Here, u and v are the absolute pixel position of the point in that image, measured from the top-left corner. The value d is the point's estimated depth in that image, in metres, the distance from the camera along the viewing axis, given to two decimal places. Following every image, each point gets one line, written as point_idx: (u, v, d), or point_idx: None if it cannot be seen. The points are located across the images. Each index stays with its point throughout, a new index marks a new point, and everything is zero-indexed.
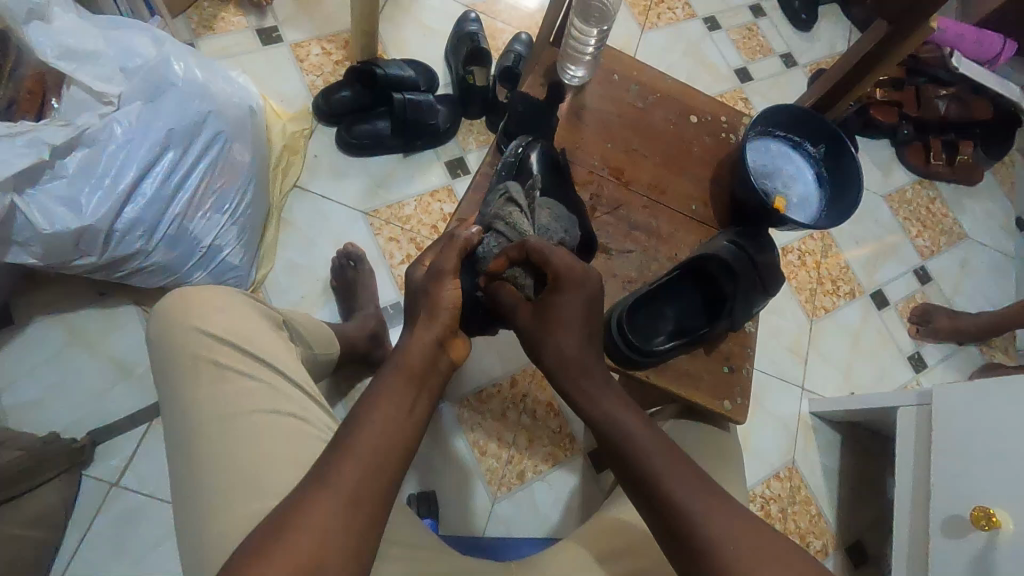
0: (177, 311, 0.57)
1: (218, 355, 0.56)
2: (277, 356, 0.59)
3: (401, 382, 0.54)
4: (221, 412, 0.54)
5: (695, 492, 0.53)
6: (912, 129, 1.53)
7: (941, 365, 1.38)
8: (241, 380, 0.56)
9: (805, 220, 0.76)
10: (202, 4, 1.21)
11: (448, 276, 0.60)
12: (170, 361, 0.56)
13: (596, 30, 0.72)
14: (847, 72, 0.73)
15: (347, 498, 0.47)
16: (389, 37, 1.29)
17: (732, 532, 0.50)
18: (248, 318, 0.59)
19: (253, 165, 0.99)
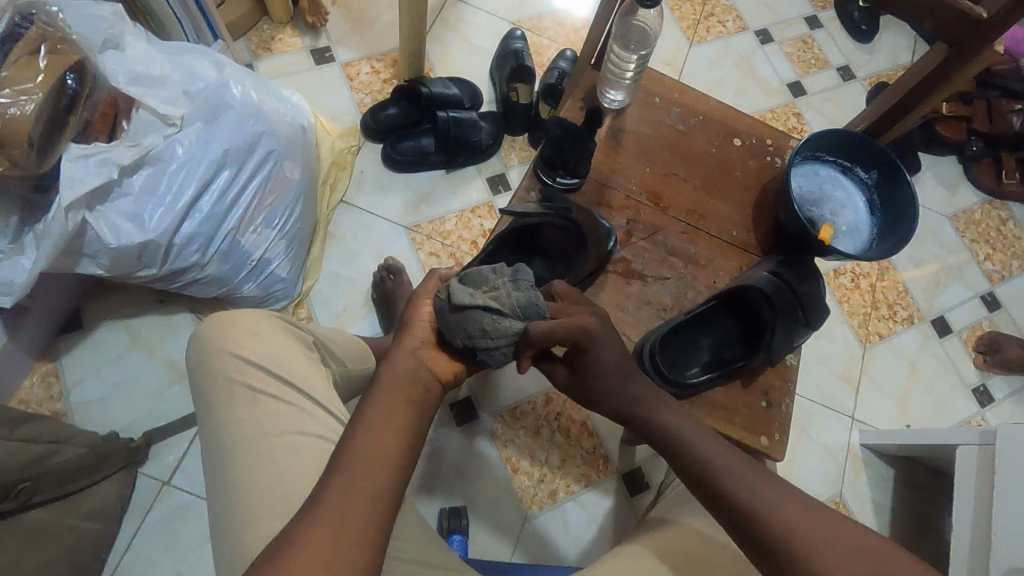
0: (214, 333, 0.59)
1: (248, 377, 0.57)
2: (308, 380, 0.60)
3: (386, 394, 0.55)
4: (253, 434, 0.55)
5: (764, 489, 0.52)
6: (982, 145, 1.44)
7: (1009, 400, 1.28)
8: (271, 403, 0.57)
9: (854, 250, 0.73)
10: (261, 25, 1.28)
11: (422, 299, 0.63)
12: (205, 383, 0.58)
13: (635, 55, 0.72)
14: (903, 95, 0.70)
15: (344, 513, 0.47)
16: (436, 55, 1.32)
17: (806, 527, 0.49)
18: (281, 341, 0.60)
19: (302, 182, 1.03)
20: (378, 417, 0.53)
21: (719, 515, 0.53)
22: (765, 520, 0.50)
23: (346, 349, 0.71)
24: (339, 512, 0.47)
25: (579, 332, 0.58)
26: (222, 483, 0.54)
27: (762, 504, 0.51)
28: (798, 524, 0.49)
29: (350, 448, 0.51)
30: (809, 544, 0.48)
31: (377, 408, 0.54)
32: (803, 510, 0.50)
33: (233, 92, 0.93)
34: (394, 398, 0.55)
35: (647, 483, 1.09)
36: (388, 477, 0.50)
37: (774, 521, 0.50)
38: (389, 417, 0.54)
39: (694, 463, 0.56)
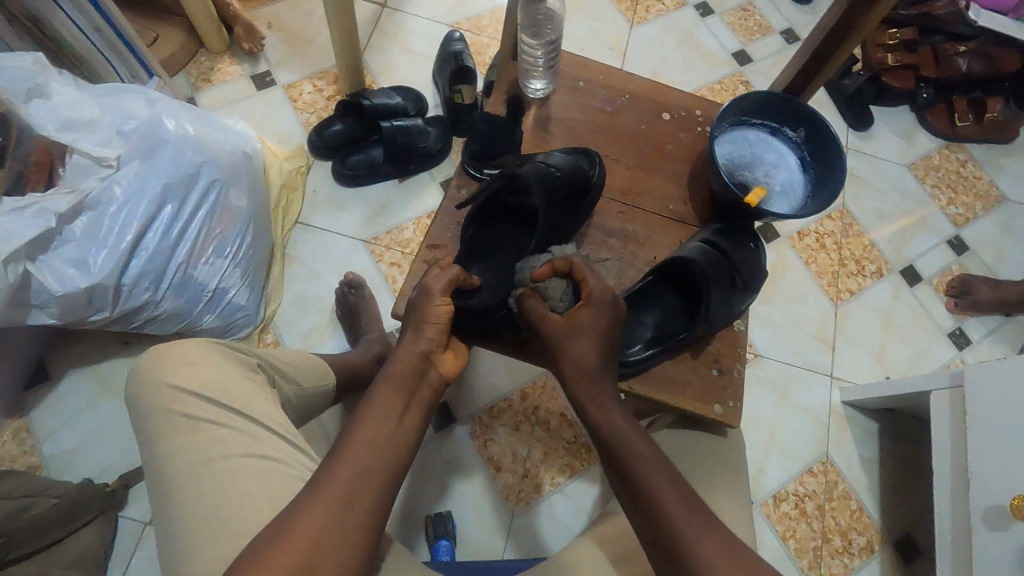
0: (151, 366, 0.60)
1: (186, 407, 0.58)
2: (248, 402, 0.60)
3: (392, 394, 0.58)
4: (193, 462, 0.56)
5: (679, 502, 0.54)
6: (932, 91, 1.45)
7: (987, 340, 1.28)
8: (211, 430, 0.57)
9: (789, 209, 0.72)
10: (199, 57, 1.27)
11: (437, 296, 0.62)
12: (145, 418, 0.59)
13: (541, 44, 0.73)
14: (815, 48, 0.70)
15: (344, 496, 0.50)
16: (378, 67, 1.32)
17: (701, 545, 0.51)
18: (220, 366, 0.61)
19: (251, 207, 1.03)
20: (384, 408, 0.57)
21: (629, 506, 0.56)
22: (674, 534, 0.52)
23: (298, 367, 0.72)
24: (343, 495, 0.50)
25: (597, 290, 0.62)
26: (168, 513, 0.54)
27: (676, 516, 0.53)
28: (701, 544, 0.51)
29: (354, 440, 0.54)
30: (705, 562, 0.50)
31: (377, 412, 0.56)
32: (713, 532, 0.52)
33: (167, 126, 0.93)
34: (397, 394, 0.58)
35: None
36: (390, 468, 0.54)
37: (682, 536, 0.52)
38: (395, 416, 0.57)
39: (623, 457, 0.58)
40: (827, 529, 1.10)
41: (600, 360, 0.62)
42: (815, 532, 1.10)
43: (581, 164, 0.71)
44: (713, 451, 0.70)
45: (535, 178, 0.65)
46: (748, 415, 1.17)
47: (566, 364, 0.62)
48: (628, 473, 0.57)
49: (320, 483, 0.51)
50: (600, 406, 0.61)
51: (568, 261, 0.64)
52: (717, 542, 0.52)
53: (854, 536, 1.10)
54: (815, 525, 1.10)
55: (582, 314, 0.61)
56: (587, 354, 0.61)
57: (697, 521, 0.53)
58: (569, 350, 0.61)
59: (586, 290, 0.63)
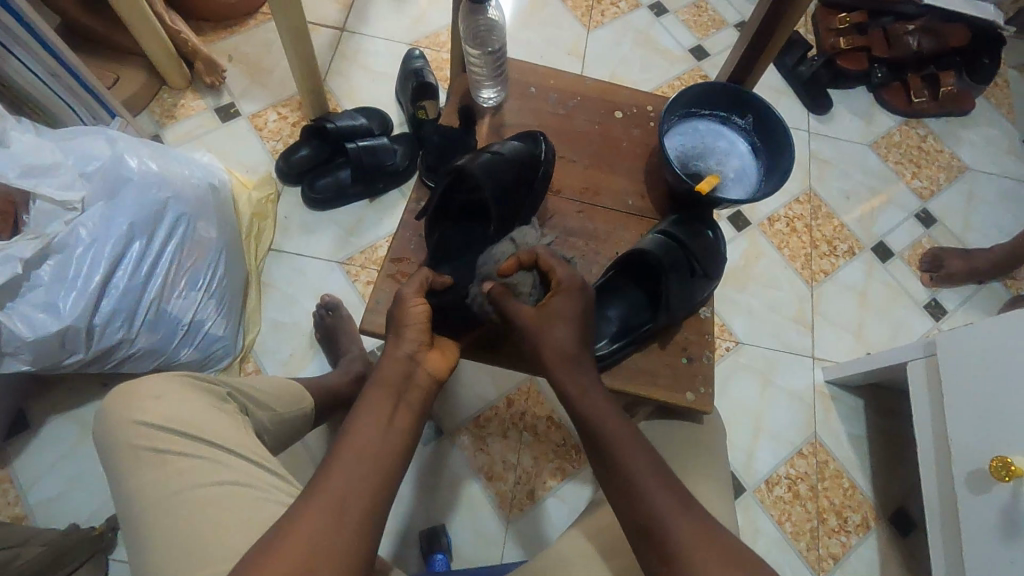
0: (118, 405, 0.62)
1: (155, 442, 0.60)
2: (217, 431, 0.62)
3: (380, 395, 0.56)
4: (166, 494, 0.58)
5: (660, 489, 0.53)
6: (887, 70, 1.48)
7: (962, 308, 1.30)
8: (182, 460, 0.59)
9: (744, 195, 0.74)
10: (161, 95, 1.28)
11: (411, 297, 0.61)
12: (115, 455, 0.60)
13: (480, 55, 0.74)
14: (753, 37, 0.72)
15: (339, 503, 0.48)
16: (340, 90, 1.34)
17: (690, 544, 0.50)
18: (187, 399, 0.63)
19: (221, 238, 1.03)
20: (376, 409, 0.54)
21: (617, 499, 0.55)
22: (655, 517, 0.52)
23: (270, 392, 0.73)
24: (338, 500, 0.48)
25: (565, 279, 0.62)
26: (144, 545, 0.56)
27: (659, 502, 0.52)
28: (683, 526, 0.51)
29: (344, 445, 0.51)
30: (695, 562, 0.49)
31: (363, 417, 0.54)
32: (694, 516, 0.52)
33: (130, 164, 0.94)
34: (388, 394, 0.56)
35: None
36: (384, 473, 0.51)
37: (664, 518, 0.52)
38: (385, 417, 0.54)
39: (608, 448, 0.56)
40: (822, 509, 1.11)
41: (578, 345, 0.61)
42: (811, 513, 1.10)
43: (527, 145, 0.72)
44: (690, 439, 0.70)
45: (479, 168, 0.67)
46: (733, 403, 1.18)
47: (544, 355, 0.60)
48: (610, 456, 0.56)
49: (313, 489, 0.48)
50: (579, 389, 0.59)
51: (530, 254, 0.65)
52: (698, 527, 0.51)
53: (849, 514, 1.11)
54: (809, 506, 1.11)
55: (554, 305, 0.61)
56: (565, 341, 0.60)
57: (677, 502, 0.53)
58: (544, 339, 0.60)
59: (553, 279, 0.63)
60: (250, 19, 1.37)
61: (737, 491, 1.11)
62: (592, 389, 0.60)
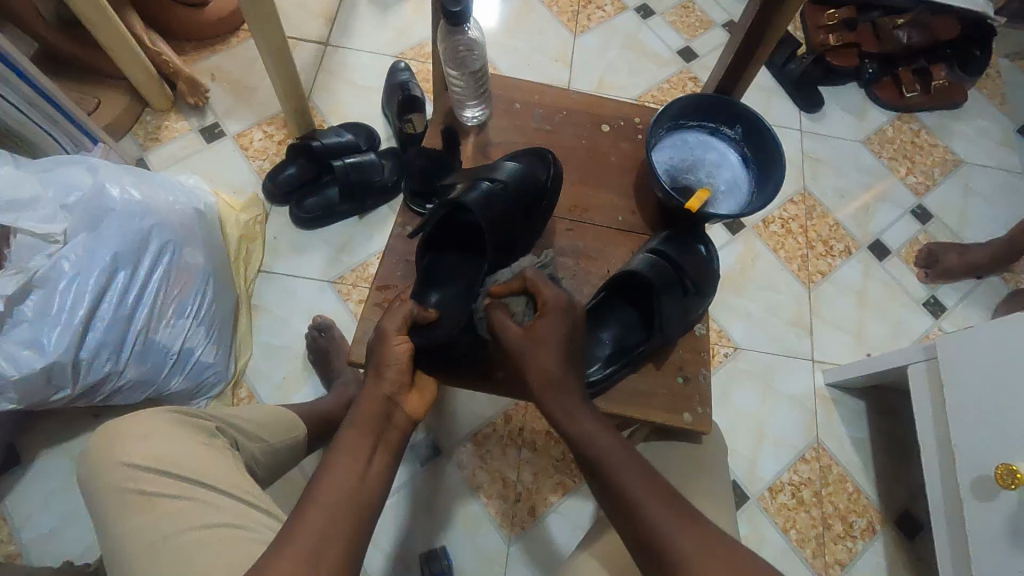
0: (101, 449, 0.61)
1: (142, 484, 0.59)
2: (205, 470, 0.61)
3: (356, 437, 0.53)
4: (154, 539, 0.56)
5: (658, 501, 0.52)
6: (878, 65, 1.47)
7: (962, 305, 1.29)
8: (170, 503, 0.58)
9: (736, 208, 0.73)
10: (145, 118, 1.26)
11: (393, 335, 0.59)
12: (100, 500, 0.59)
13: (462, 75, 0.73)
14: (739, 45, 0.70)
15: (314, 553, 0.46)
16: (326, 106, 1.32)
17: (695, 558, 0.48)
18: (174, 438, 0.62)
19: (208, 264, 1.02)
20: (349, 450, 0.52)
21: (618, 520, 0.53)
22: (655, 531, 0.50)
23: (260, 422, 0.72)
24: (314, 546, 0.46)
25: (545, 300, 0.61)
26: None
27: (657, 517, 0.51)
28: (683, 538, 0.49)
29: (319, 489, 0.49)
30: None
31: (337, 461, 0.52)
32: (695, 524, 0.50)
33: (112, 193, 0.92)
34: (363, 435, 0.54)
35: None
36: (355, 517, 0.49)
37: (663, 533, 0.50)
38: (363, 463, 0.52)
39: (597, 466, 0.55)
40: (827, 515, 1.10)
41: (565, 368, 0.59)
42: (816, 519, 1.09)
43: (532, 168, 0.69)
44: (688, 460, 0.69)
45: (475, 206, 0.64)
46: (734, 410, 1.17)
47: (532, 376, 0.59)
48: (603, 475, 0.54)
49: (285, 536, 0.46)
50: (566, 411, 0.58)
51: (522, 279, 0.63)
52: (700, 537, 0.50)
53: (855, 518, 1.10)
54: (814, 513, 1.09)
55: (539, 327, 0.60)
56: (548, 367, 0.58)
57: (676, 513, 0.51)
58: (530, 364, 0.59)
59: (541, 301, 0.62)
60: (232, 36, 1.36)
61: (740, 499, 1.10)
62: (583, 411, 0.58)
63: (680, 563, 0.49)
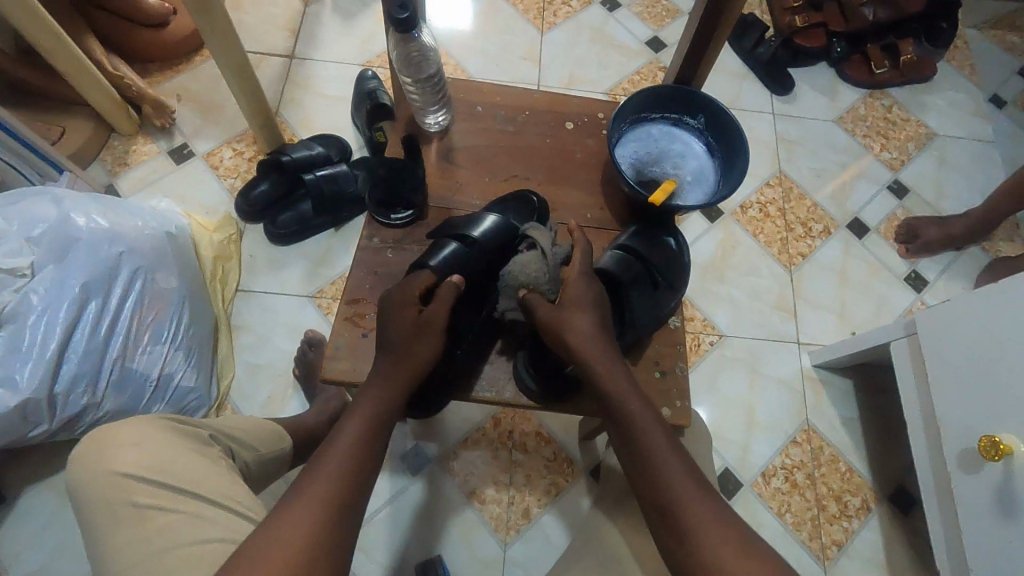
0: (93, 456, 0.60)
1: (135, 496, 0.58)
2: (201, 480, 0.60)
3: (376, 398, 0.57)
4: (153, 555, 0.55)
5: (684, 475, 0.53)
6: (846, 44, 1.48)
7: (943, 277, 1.30)
8: (165, 516, 0.58)
9: (703, 198, 0.72)
10: (112, 143, 1.25)
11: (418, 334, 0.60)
12: (93, 514, 0.58)
13: (418, 83, 0.71)
14: (696, 34, 0.69)
15: (340, 491, 0.49)
16: (295, 119, 1.31)
17: (712, 533, 0.50)
18: (168, 446, 0.61)
19: (182, 288, 1.00)
20: (374, 416, 0.55)
21: (640, 481, 0.54)
22: (677, 499, 0.52)
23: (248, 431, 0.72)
24: (342, 489, 0.49)
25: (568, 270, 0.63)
26: None
27: (679, 486, 0.52)
28: (704, 515, 0.51)
29: (337, 447, 0.53)
30: (712, 555, 0.49)
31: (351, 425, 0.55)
32: (715, 504, 0.52)
33: (78, 223, 0.91)
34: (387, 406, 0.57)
35: None
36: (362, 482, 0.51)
37: (686, 505, 0.51)
38: (374, 425, 0.55)
39: (624, 421, 0.57)
40: (821, 496, 1.10)
41: (602, 332, 0.60)
42: (810, 501, 1.09)
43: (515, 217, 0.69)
44: None
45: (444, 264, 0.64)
46: (723, 396, 1.17)
47: (570, 336, 0.60)
48: (634, 437, 0.56)
49: (302, 491, 0.49)
50: (604, 366, 0.59)
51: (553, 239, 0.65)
52: (716, 513, 0.51)
53: (849, 498, 1.10)
54: (807, 495, 1.09)
55: (569, 295, 0.61)
56: (584, 329, 0.60)
57: (699, 490, 0.53)
58: (567, 323, 0.60)
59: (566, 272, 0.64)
60: (196, 55, 1.34)
61: (734, 487, 1.10)
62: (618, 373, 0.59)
63: (694, 535, 0.50)
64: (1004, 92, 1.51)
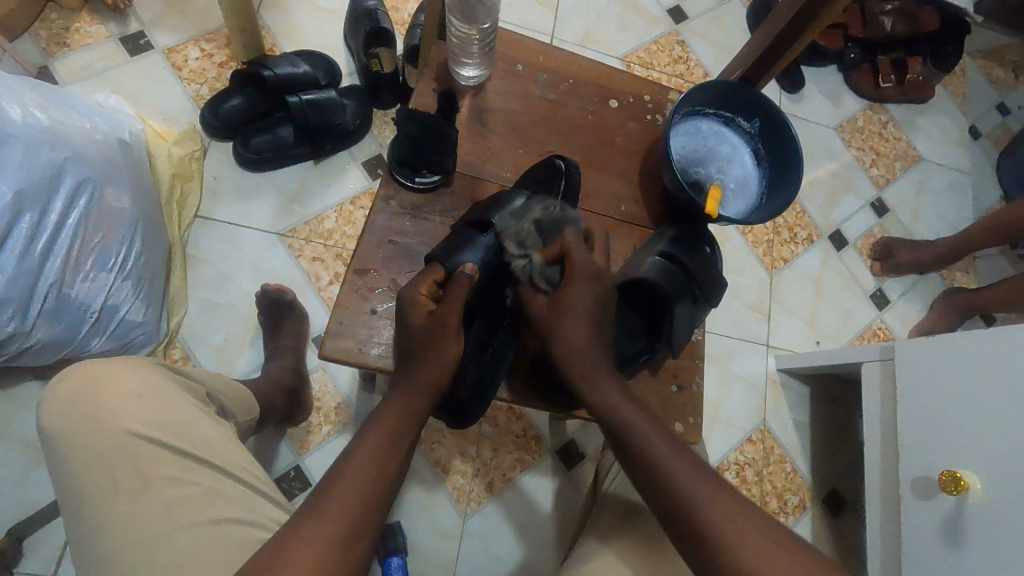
0: (89, 404, 0.56)
1: (138, 458, 0.55)
2: (214, 448, 0.58)
3: (393, 416, 0.55)
4: (154, 530, 0.53)
5: (705, 489, 0.51)
6: (859, 51, 1.45)
7: (904, 298, 1.36)
8: (173, 487, 0.55)
9: (745, 208, 0.70)
10: (49, 15, 1.04)
11: (450, 331, 0.58)
12: (82, 471, 0.54)
13: (470, 27, 0.65)
14: (789, 23, 0.70)
15: (350, 518, 0.47)
16: (277, 26, 1.14)
17: (731, 524, 0.48)
18: (173, 405, 0.58)
19: (136, 209, 0.88)
20: (388, 437, 0.53)
21: (652, 496, 0.53)
22: (690, 507, 0.50)
23: (233, 399, 0.68)
24: (356, 512, 0.47)
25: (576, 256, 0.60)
26: None
27: (687, 483, 0.51)
28: (717, 503, 0.50)
29: (351, 462, 0.50)
30: (736, 546, 0.47)
31: (362, 440, 0.52)
32: (726, 491, 0.51)
33: (12, 114, 0.75)
34: (403, 420, 0.55)
35: (583, 454, 1.08)
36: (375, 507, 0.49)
37: (695, 501, 0.50)
38: (386, 442, 0.53)
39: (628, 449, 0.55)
40: (765, 493, 1.15)
41: (594, 346, 0.60)
42: (755, 497, 1.15)
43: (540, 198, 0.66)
44: None
45: (455, 257, 0.62)
46: None
47: (557, 350, 0.60)
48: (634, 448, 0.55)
49: (312, 513, 0.46)
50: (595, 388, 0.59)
51: (560, 244, 0.62)
52: (731, 503, 0.50)
53: (789, 496, 1.16)
54: (754, 490, 1.15)
55: (563, 297, 0.60)
56: (576, 339, 0.60)
57: (708, 483, 0.51)
58: (559, 334, 0.60)
59: (569, 266, 0.61)
60: None
61: None
62: (613, 390, 0.59)
63: (713, 525, 0.49)
64: (987, 126, 1.56)
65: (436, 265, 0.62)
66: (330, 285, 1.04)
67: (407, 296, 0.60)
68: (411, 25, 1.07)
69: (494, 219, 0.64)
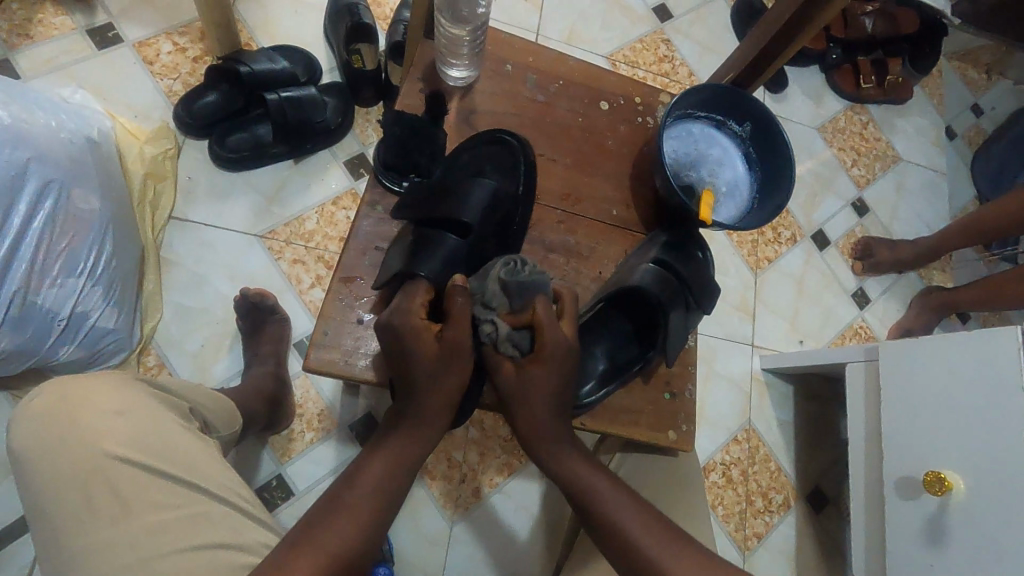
0: (61, 422, 0.53)
1: (116, 478, 0.52)
2: (197, 466, 0.56)
3: (406, 439, 0.57)
4: (134, 555, 0.51)
5: (664, 548, 0.53)
6: (840, 52, 1.47)
7: (883, 298, 1.38)
8: (152, 511, 0.52)
9: (735, 213, 0.69)
10: (9, 6, 0.99)
11: (455, 361, 0.57)
12: (56, 494, 0.52)
13: (460, 27, 0.63)
14: (782, 22, 0.70)
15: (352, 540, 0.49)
16: (254, 19, 1.10)
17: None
18: (152, 422, 0.55)
19: (106, 211, 0.83)
20: (397, 458, 0.55)
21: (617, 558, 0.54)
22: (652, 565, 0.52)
23: (217, 412, 0.66)
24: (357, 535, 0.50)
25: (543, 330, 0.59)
26: None
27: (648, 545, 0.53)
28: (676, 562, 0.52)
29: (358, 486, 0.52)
30: None
31: (373, 462, 0.55)
32: (690, 552, 0.53)
33: None
34: (411, 443, 0.57)
35: None
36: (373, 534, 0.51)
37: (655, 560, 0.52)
38: (393, 468, 0.55)
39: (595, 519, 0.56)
40: (750, 492, 1.16)
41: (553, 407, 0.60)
42: (740, 496, 1.15)
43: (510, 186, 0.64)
44: (667, 472, 0.74)
45: (437, 266, 0.59)
46: None
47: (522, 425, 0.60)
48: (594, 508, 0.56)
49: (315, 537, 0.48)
50: (556, 456, 0.60)
51: (530, 313, 0.60)
52: (690, 561, 0.52)
53: (774, 495, 1.17)
54: (740, 490, 1.16)
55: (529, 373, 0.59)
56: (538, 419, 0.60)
57: (672, 540, 0.53)
58: (519, 408, 0.60)
59: (541, 343, 0.59)
60: None
61: None
62: (573, 457, 0.60)
63: None
64: (962, 125, 1.59)
65: (423, 280, 0.58)
66: (312, 288, 1.01)
67: (393, 312, 0.57)
68: (393, 20, 1.04)
69: (467, 218, 0.61)
